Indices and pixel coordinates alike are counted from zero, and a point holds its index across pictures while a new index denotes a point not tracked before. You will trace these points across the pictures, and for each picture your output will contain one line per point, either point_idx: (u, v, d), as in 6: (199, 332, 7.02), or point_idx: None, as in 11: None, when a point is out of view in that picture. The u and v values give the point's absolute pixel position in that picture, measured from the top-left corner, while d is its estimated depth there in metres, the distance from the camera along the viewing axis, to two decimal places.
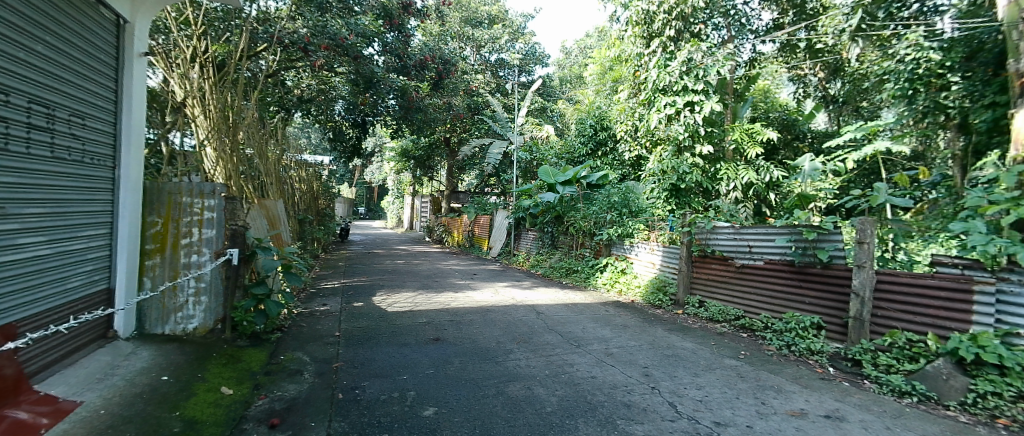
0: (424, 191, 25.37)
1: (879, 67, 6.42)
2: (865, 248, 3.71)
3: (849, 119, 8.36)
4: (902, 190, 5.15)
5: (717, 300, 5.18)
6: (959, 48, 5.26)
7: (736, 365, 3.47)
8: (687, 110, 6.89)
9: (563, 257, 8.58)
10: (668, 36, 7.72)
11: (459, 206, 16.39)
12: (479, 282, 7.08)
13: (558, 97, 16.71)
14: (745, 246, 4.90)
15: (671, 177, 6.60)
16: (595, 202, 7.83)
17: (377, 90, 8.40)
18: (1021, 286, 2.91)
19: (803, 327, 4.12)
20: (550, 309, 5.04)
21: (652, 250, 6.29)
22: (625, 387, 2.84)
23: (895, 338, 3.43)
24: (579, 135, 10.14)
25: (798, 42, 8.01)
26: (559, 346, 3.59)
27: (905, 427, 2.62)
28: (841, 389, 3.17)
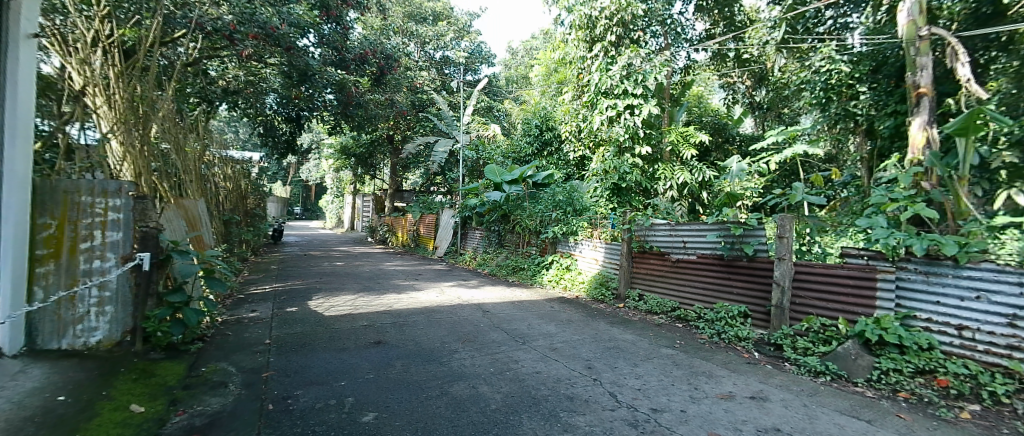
0: (369, 191, 24.59)
1: (797, 77, 7.00)
2: (785, 242, 4.01)
3: (772, 124, 9.08)
4: (817, 189, 5.61)
5: (655, 293, 5.42)
6: (867, 62, 5.80)
7: (672, 354, 3.64)
8: (627, 112, 7.21)
9: (510, 256, 8.63)
10: (609, 42, 8.00)
11: (405, 205, 16.04)
12: (424, 282, 6.96)
13: (504, 97, 16.83)
14: (680, 242, 5.14)
15: (614, 176, 7.05)
16: (541, 201, 7.94)
17: (312, 84, 8.15)
18: (916, 274, 3.30)
19: (732, 315, 4.41)
20: (496, 307, 5.04)
21: (595, 247, 6.48)
22: (568, 380, 2.89)
23: (811, 323, 3.78)
24: (525, 135, 10.27)
25: (728, 51, 8.60)
26: (504, 343, 3.60)
27: (819, 403, 2.87)
28: (765, 372, 3.42)
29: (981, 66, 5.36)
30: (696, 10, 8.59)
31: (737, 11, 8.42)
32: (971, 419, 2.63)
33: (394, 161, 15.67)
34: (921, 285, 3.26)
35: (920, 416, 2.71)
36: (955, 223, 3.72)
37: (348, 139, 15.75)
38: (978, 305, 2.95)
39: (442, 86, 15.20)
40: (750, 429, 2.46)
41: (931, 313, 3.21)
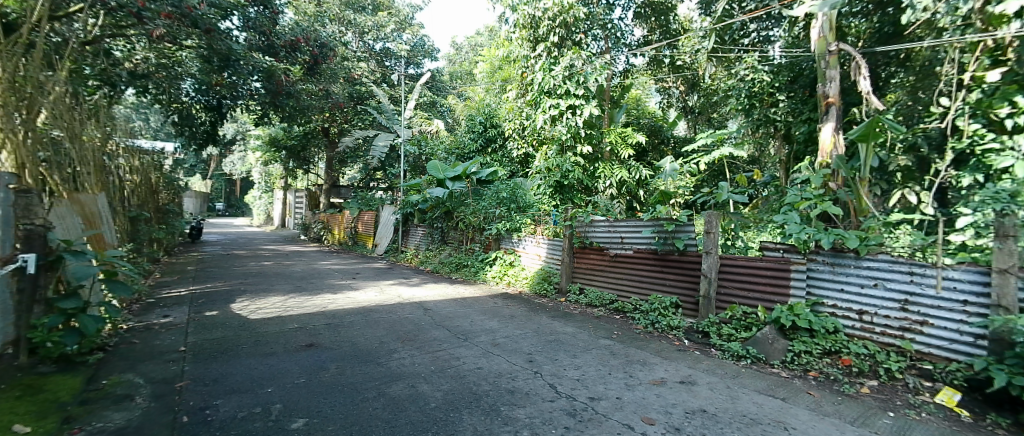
0: (303, 186, 23.28)
1: (726, 84, 7.51)
2: (711, 237, 4.30)
3: (702, 127, 9.69)
4: (742, 188, 6.04)
5: (595, 286, 5.60)
6: (785, 73, 6.39)
7: (609, 344, 3.78)
8: (569, 112, 7.38)
9: (452, 252, 8.55)
10: (552, 42, 8.16)
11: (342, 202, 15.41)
12: (362, 281, 6.70)
13: (448, 92, 16.62)
14: (619, 237, 5.37)
15: (556, 175, 7.29)
16: (485, 198, 7.94)
17: (235, 70, 7.63)
18: (823, 264, 3.66)
19: (664, 306, 4.66)
20: (437, 305, 4.97)
21: (537, 243, 6.58)
22: (509, 374, 2.90)
23: (734, 311, 4.07)
24: (469, 132, 10.22)
25: (663, 57, 9.09)
26: (445, 341, 3.55)
27: (740, 384, 3.11)
28: (694, 357, 3.64)
29: (883, 80, 6.04)
30: (635, 16, 8.99)
31: (672, 20, 8.90)
32: (869, 393, 3.00)
33: (330, 155, 14.93)
34: (828, 274, 3.64)
35: (827, 392, 3.03)
36: (857, 220, 4.17)
37: (280, 131, 14.82)
38: (876, 291, 3.35)
39: (383, 78, 14.73)
40: (679, 411, 2.61)
41: (837, 299, 3.59)
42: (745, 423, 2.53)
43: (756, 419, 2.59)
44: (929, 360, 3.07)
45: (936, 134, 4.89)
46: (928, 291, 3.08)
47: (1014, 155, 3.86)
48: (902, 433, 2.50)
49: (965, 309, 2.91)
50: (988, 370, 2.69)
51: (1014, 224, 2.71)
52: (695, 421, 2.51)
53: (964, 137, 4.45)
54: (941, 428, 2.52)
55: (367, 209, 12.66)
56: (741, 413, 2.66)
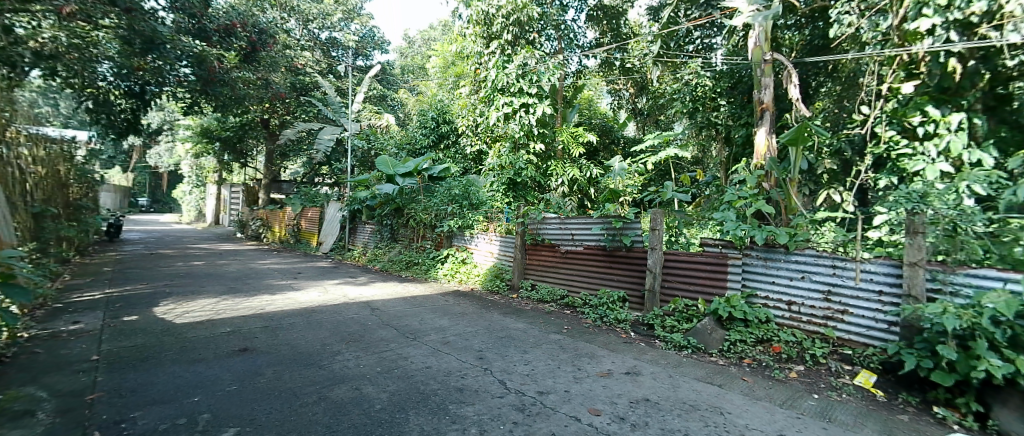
0: (239, 181, 21.91)
1: (672, 88, 7.86)
2: (656, 234, 4.48)
3: (650, 128, 10.08)
4: (686, 187, 6.34)
5: (547, 283, 5.69)
6: (726, 79, 6.76)
7: (559, 339, 3.85)
8: (522, 110, 7.44)
9: (402, 250, 8.38)
10: (505, 40, 8.19)
11: (284, 198, 14.67)
12: (305, 281, 6.40)
13: (399, 86, 16.23)
14: (569, 234, 5.47)
15: (509, 172, 7.47)
16: (436, 195, 7.84)
17: (160, 53, 7.20)
18: (757, 259, 3.93)
19: (612, 300, 4.80)
20: (386, 304, 4.84)
21: (490, 240, 6.59)
22: (458, 372, 2.87)
23: (677, 304, 4.26)
24: (421, 127, 10.09)
25: (613, 60, 9.35)
26: (393, 341, 3.47)
27: (681, 373, 3.27)
28: (640, 349, 3.78)
29: (813, 89, 6.49)
30: (587, 19, 9.19)
31: (622, 25, 9.17)
32: (796, 378, 3.26)
33: (270, 148, 14.14)
34: (762, 268, 3.91)
35: (759, 378, 3.26)
36: (787, 217, 4.50)
37: (213, 121, 13.83)
38: (802, 283, 3.65)
39: (329, 69, 14.10)
40: (624, 402, 2.70)
41: (768, 290, 3.87)
42: (685, 409, 2.66)
43: (695, 406, 2.73)
44: (849, 345, 3.38)
45: (858, 140, 5.37)
46: (848, 282, 3.39)
47: (923, 160, 4.38)
48: (821, 413, 2.73)
49: (880, 298, 3.22)
50: (900, 354, 2.99)
51: (923, 221, 3.03)
52: (639, 410, 2.60)
53: (882, 143, 4.88)
54: (857, 407, 2.80)
55: (310, 205, 12.17)
56: (681, 401, 2.79)
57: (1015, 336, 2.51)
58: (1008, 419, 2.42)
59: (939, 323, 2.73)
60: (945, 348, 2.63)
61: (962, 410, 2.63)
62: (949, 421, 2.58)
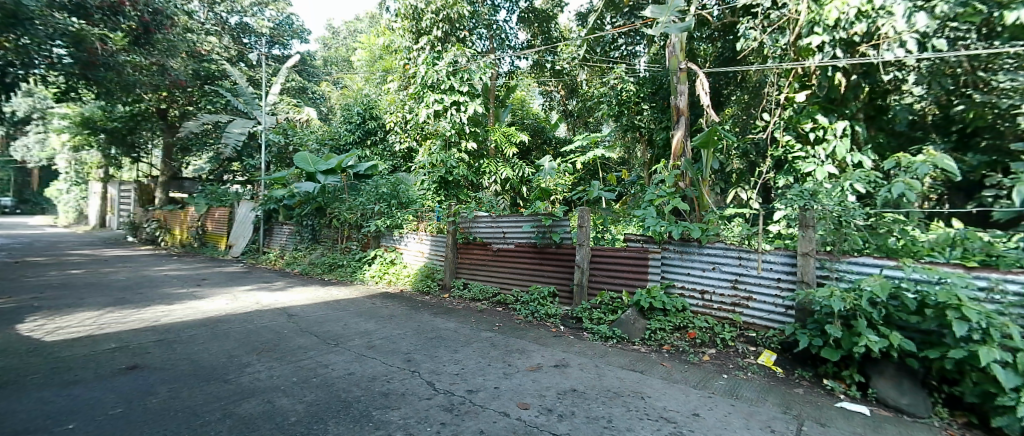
0: (130, 178, 19.47)
1: (598, 91, 8.21)
2: (584, 231, 4.66)
3: (579, 129, 10.43)
4: (613, 186, 6.59)
5: (479, 281, 5.68)
6: (648, 85, 7.19)
7: (490, 336, 3.86)
8: (453, 108, 7.37)
9: (325, 252, 7.96)
10: (435, 36, 8.10)
11: (186, 198, 13.28)
12: (211, 288, 5.82)
13: (322, 79, 15.40)
14: (500, 232, 5.48)
15: (440, 171, 7.25)
16: (362, 193, 7.57)
17: (29, 32, 6.25)
18: (674, 253, 4.23)
19: (543, 296, 4.92)
20: (306, 310, 4.55)
21: (420, 240, 6.47)
22: (384, 377, 2.77)
23: (603, 297, 4.46)
24: (345, 122, 9.74)
25: (545, 62, 9.62)
26: (312, 348, 3.26)
27: (606, 362, 3.42)
28: (568, 342, 3.91)
29: (724, 97, 7.14)
30: (519, 20, 9.32)
31: (553, 29, 9.38)
32: (708, 360, 3.55)
33: (168, 142, 12.66)
34: (678, 260, 4.20)
35: (676, 362, 3.51)
36: (700, 213, 4.90)
37: (97, 109, 12.12)
38: (713, 274, 4.00)
39: (239, 57, 12.79)
40: (552, 394, 2.76)
41: (684, 281, 4.18)
42: (609, 396, 2.79)
43: (618, 392, 2.87)
44: (753, 329, 3.76)
45: (761, 143, 5.92)
46: (752, 271, 3.77)
47: (814, 162, 5.03)
48: (728, 391, 2.99)
49: (778, 284, 3.62)
50: (796, 334, 3.36)
51: (812, 216, 3.45)
52: (565, 401, 2.67)
53: (780, 146, 5.46)
54: (759, 384, 3.12)
55: (218, 205, 11.15)
56: (606, 388, 2.92)
57: (887, 315, 2.93)
58: (885, 387, 2.84)
59: (826, 305, 3.11)
60: (833, 328, 3.02)
61: (847, 381, 3.03)
62: (838, 392, 2.96)
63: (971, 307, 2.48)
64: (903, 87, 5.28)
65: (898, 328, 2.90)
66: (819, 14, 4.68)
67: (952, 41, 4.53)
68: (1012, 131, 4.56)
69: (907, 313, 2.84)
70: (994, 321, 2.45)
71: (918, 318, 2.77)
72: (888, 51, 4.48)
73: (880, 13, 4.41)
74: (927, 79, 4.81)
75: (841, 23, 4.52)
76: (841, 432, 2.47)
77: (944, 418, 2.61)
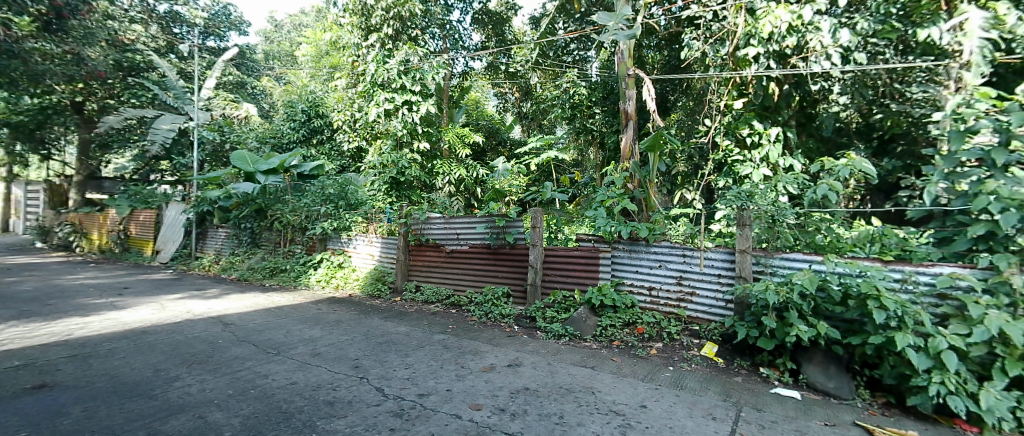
0: (39, 177, 17.55)
1: (551, 93, 8.36)
2: (537, 231, 4.70)
3: (533, 131, 10.58)
4: (567, 187, 6.70)
5: (432, 283, 5.60)
6: (599, 90, 7.39)
7: (443, 339, 3.81)
8: (405, 107, 7.21)
9: (266, 256, 7.54)
10: (385, 34, 7.92)
11: (106, 199, 12.16)
12: (135, 297, 5.34)
13: (263, 74, 14.62)
14: (454, 233, 5.42)
15: (391, 171, 7.07)
16: (307, 194, 7.28)
17: None
18: (623, 252, 4.37)
19: (497, 296, 4.92)
20: (245, 318, 4.28)
21: (370, 242, 6.31)
22: (329, 385, 2.66)
23: (556, 296, 4.53)
24: (288, 120, 9.31)
25: (499, 64, 9.66)
26: (251, 358, 3.08)
27: (559, 360, 3.47)
28: (522, 341, 3.93)
29: (670, 102, 7.49)
30: (473, 21, 9.29)
31: (507, 31, 9.43)
32: (655, 354, 3.70)
33: (84, 137, 11.48)
34: (628, 259, 4.36)
35: (626, 357, 3.62)
36: (647, 214, 5.08)
37: None
38: (660, 271, 4.17)
39: (169, 48, 11.78)
40: (505, 393, 2.76)
41: (633, 279, 4.33)
42: (561, 393, 2.83)
43: (570, 388, 2.92)
44: (696, 322, 3.96)
45: (703, 148, 6.26)
46: (695, 268, 3.98)
47: (751, 164, 5.38)
48: (673, 382, 3.12)
49: (719, 279, 3.84)
50: (736, 327, 3.58)
51: (749, 215, 3.68)
52: (518, 400, 2.69)
53: (720, 150, 5.79)
54: (701, 375, 3.29)
55: (144, 207, 10.30)
56: (558, 385, 2.96)
57: (816, 306, 3.19)
58: (814, 373, 3.07)
59: (762, 299, 3.33)
60: (768, 320, 3.22)
61: (780, 368, 3.27)
62: (773, 379, 3.19)
63: (887, 297, 2.74)
64: (829, 98, 5.66)
65: (825, 318, 3.17)
66: (754, 28, 4.98)
67: (872, 55, 5.10)
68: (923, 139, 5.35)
69: (832, 304, 3.10)
70: (907, 309, 2.71)
71: (842, 309, 3.04)
72: (816, 63, 4.86)
73: (809, 28, 4.78)
74: (851, 89, 5.20)
75: (774, 36, 4.87)
76: (774, 415, 2.65)
77: (865, 400, 2.86)
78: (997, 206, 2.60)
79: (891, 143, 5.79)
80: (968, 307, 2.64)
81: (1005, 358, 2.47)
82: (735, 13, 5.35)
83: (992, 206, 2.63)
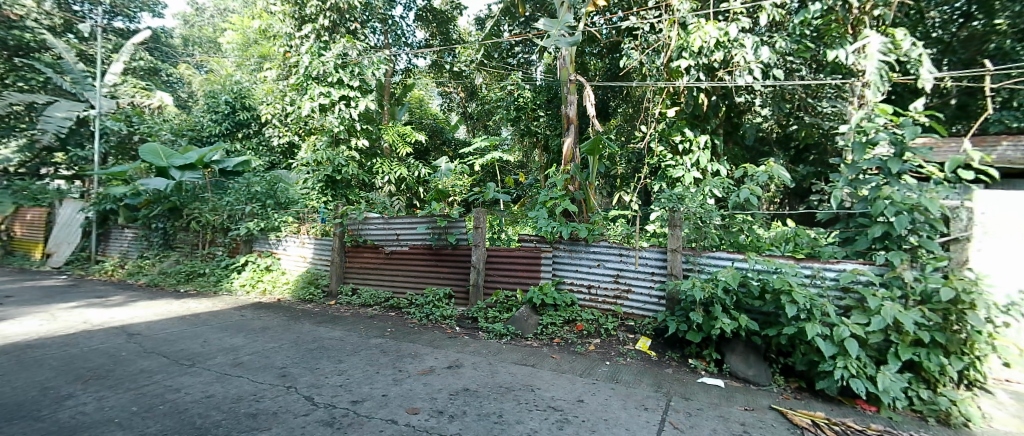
0: None
1: (495, 94, 8.39)
2: (479, 231, 4.69)
3: (477, 131, 10.56)
4: (513, 188, 6.72)
5: (370, 286, 5.40)
6: (543, 94, 7.54)
7: (380, 343, 3.68)
8: (342, 103, 6.90)
9: (182, 259, 6.91)
10: (321, 25, 7.56)
11: None
12: (19, 307, 4.66)
13: (182, 61, 13.39)
14: (393, 234, 5.27)
15: (326, 168, 6.74)
16: (230, 192, 6.85)
17: None
18: (564, 252, 4.48)
19: (438, 298, 4.84)
20: (155, 327, 3.88)
21: (302, 244, 6.00)
22: (252, 396, 2.47)
23: (498, 296, 4.55)
24: (209, 112, 8.63)
25: (443, 63, 9.51)
26: (161, 371, 2.80)
27: (499, 359, 3.48)
28: (463, 342, 3.90)
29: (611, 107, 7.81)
30: (416, 18, 9.08)
31: (452, 30, 9.37)
32: (593, 349, 3.83)
33: None
34: (568, 258, 4.48)
35: (565, 354, 3.71)
36: (587, 215, 5.22)
37: None
38: (598, 270, 4.32)
39: (67, 27, 10.45)
40: (443, 395, 2.73)
41: (573, 277, 4.45)
42: (500, 392, 2.84)
43: (509, 387, 2.93)
44: (632, 318, 4.14)
45: (639, 152, 6.57)
46: (630, 266, 4.17)
47: (682, 168, 5.75)
48: (610, 376, 3.24)
49: (652, 276, 4.05)
50: (667, 322, 3.78)
51: (679, 217, 3.91)
52: (457, 401, 2.66)
53: (655, 156, 6.10)
54: (636, 368, 3.44)
55: (33, 205, 9.05)
56: (497, 385, 2.97)
57: (738, 301, 3.44)
58: (736, 362, 3.33)
59: (690, 295, 3.55)
60: (695, 315, 3.45)
61: (707, 359, 3.50)
62: (700, 369, 3.40)
63: (798, 291, 3.02)
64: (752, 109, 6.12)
65: (746, 312, 3.43)
66: (686, 42, 5.29)
67: (789, 72, 5.64)
68: (832, 150, 6.34)
69: (752, 298, 3.37)
70: (815, 302, 3.00)
71: (760, 303, 3.31)
72: (741, 77, 5.27)
73: (734, 44, 5.17)
74: (771, 101, 5.67)
75: (703, 50, 5.22)
76: (700, 403, 2.83)
77: (780, 385, 3.14)
78: (892, 209, 3.00)
79: (805, 153, 6.74)
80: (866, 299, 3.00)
81: (898, 344, 2.82)
82: (670, 27, 5.63)
83: (888, 209, 3.01)
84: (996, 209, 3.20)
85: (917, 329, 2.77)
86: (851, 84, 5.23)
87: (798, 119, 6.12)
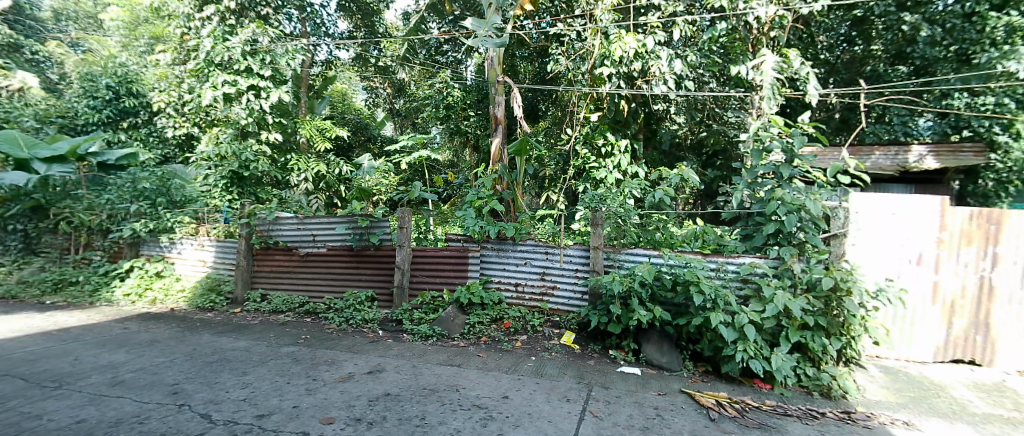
0: None
1: (423, 92, 8.23)
2: (404, 232, 4.55)
3: (405, 129, 10.30)
4: (441, 188, 6.63)
5: (281, 291, 5.04)
6: (473, 94, 7.54)
7: (294, 351, 3.45)
8: (251, 93, 6.35)
9: (48, 266, 5.96)
10: (226, 8, 6.93)
11: None
12: None
13: (51, 37, 11.57)
14: (309, 236, 4.96)
15: (231, 163, 5.75)
16: (110, 189, 6.06)
17: None
18: (492, 251, 4.50)
19: (359, 301, 4.65)
20: (9, 346, 3.30)
21: (200, 246, 5.54)
22: (135, 418, 2.19)
23: (425, 297, 4.46)
24: (84, 96, 7.60)
25: (369, 57, 9.14)
26: (16, 396, 2.38)
27: (424, 361, 3.41)
28: (386, 346, 3.77)
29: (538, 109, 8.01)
30: (338, 8, 8.64)
31: (377, 23, 9.04)
32: (519, 346, 3.90)
33: None
34: (495, 257, 4.51)
35: (491, 352, 3.74)
36: (514, 214, 5.30)
37: None
38: (525, 268, 4.41)
39: None
40: (362, 402, 2.61)
41: (500, 276, 4.50)
42: (424, 395, 2.78)
43: (434, 389, 2.89)
44: (557, 314, 4.29)
45: (564, 154, 6.84)
46: (556, 264, 4.30)
47: (606, 170, 6.04)
48: (534, 371, 3.32)
49: (576, 273, 4.22)
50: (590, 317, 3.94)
51: (601, 216, 4.11)
52: (376, 407, 2.56)
53: (579, 158, 6.35)
54: (560, 361, 3.56)
55: None
56: (421, 387, 2.91)
57: (653, 293, 3.69)
58: (651, 350, 3.56)
59: (610, 289, 3.74)
60: (615, 307, 3.63)
61: (625, 349, 3.71)
62: (619, 359, 3.60)
63: (705, 283, 3.31)
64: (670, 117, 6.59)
65: (660, 303, 3.68)
66: (608, 50, 5.58)
67: (698, 84, 6.17)
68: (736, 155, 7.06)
69: (665, 291, 3.63)
70: (719, 292, 3.30)
71: (672, 295, 3.57)
72: (657, 86, 5.63)
73: (650, 56, 5.51)
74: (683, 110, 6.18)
75: (623, 60, 5.52)
76: (617, 391, 2.99)
77: (689, 370, 3.42)
78: (783, 208, 3.40)
79: (713, 158, 7.43)
80: (761, 289, 3.35)
81: (787, 328, 3.18)
82: (592, 35, 5.91)
83: (780, 208, 3.41)
84: (869, 211, 3.76)
85: (803, 314, 3.15)
86: (750, 97, 5.81)
87: (708, 127, 6.71)
